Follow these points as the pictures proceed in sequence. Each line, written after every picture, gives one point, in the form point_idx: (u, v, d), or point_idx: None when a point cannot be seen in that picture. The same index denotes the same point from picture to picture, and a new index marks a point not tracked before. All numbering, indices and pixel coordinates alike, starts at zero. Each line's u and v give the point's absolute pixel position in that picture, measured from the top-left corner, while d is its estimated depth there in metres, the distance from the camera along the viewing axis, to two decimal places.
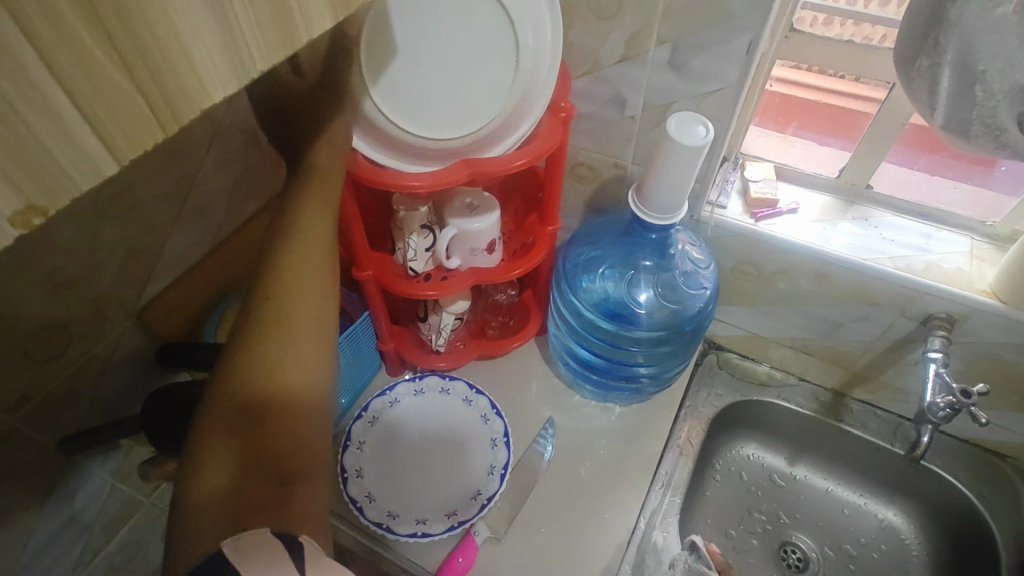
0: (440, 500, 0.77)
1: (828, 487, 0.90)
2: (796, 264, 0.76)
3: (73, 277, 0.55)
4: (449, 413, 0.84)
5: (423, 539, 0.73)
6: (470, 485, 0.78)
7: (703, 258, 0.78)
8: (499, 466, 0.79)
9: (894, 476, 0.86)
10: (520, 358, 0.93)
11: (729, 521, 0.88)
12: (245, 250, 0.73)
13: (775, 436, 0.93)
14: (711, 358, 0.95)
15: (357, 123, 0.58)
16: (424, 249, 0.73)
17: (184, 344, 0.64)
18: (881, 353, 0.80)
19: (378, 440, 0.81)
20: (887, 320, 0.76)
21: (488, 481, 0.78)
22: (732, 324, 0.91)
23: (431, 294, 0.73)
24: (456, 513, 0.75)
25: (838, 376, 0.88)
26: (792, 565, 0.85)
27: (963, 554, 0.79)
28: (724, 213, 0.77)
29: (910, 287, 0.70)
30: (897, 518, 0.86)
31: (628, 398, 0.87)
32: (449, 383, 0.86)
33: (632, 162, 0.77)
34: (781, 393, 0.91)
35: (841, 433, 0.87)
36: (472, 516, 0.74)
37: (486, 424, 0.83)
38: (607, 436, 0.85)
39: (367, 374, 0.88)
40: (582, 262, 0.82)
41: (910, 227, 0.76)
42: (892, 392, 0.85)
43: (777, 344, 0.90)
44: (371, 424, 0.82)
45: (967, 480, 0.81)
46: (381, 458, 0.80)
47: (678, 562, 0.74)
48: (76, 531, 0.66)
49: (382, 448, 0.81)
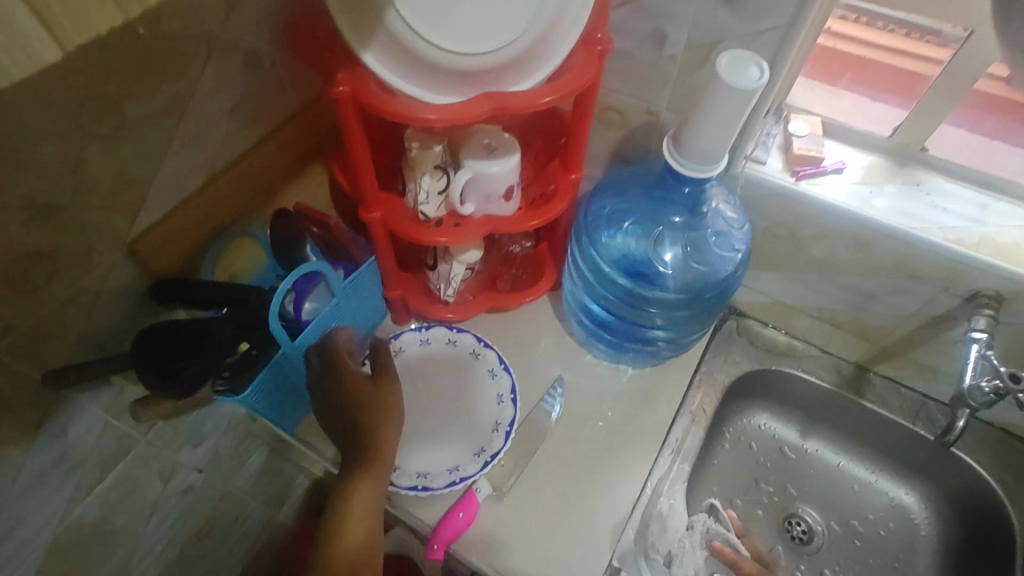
0: (444, 453, 0.75)
1: (839, 461, 0.88)
2: (835, 230, 0.70)
3: (54, 202, 0.50)
4: (454, 367, 0.82)
5: (423, 493, 0.71)
6: (473, 439, 0.76)
7: (737, 218, 0.73)
8: (505, 423, 0.76)
9: (911, 454, 0.84)
10: (530, 314, 0.89)
11: (735, 490, 0.86)
12: (244, 184, 0.68)
13: (790, 407, 0.90)
14: (731, 324, 0.90)
15: (370, 39, 0.51)
16: (437, 192, 0.68)
17: (184, 282, 0.62)
18: (915, 330, 0.76)
19: (383, 389, 0.79)
20: (927, 294, 0.71)
21: (493, 437, 0.75)
22: (757, 290, 0.86)
23: (443, 241, 0.68)
24: (459, 468, 0.73)
25: (863, 349, 0.84)
26: (796, 537, 0.83)
27: (975, 536, 0.77)
28: (762, 169, 0.71)
29: (960, 261, 0.65)
30: (908, 497, 0.84)
31: (641, 360, 0.83)
32: (456, 335, 0.83)
33: (666, 109, 0.70)
34: (801, 364, 0.87)
35: (861, 409, 0.84)
36: (473, 473, 0.72)
37: (493, 380, 0.80)
38: (618, 398, 0.82)
39: (372, 321, 0.84)
40: (605, 214, 0.78)
41: (965, 195, 0.70)
42: (919, 369, 0.81)
43: (802, 314, 0.85)
44: None
45: (989, 464, 0.78)
46: None
47: (696, 525, 0.78)
48: (70, 466, 0.64)
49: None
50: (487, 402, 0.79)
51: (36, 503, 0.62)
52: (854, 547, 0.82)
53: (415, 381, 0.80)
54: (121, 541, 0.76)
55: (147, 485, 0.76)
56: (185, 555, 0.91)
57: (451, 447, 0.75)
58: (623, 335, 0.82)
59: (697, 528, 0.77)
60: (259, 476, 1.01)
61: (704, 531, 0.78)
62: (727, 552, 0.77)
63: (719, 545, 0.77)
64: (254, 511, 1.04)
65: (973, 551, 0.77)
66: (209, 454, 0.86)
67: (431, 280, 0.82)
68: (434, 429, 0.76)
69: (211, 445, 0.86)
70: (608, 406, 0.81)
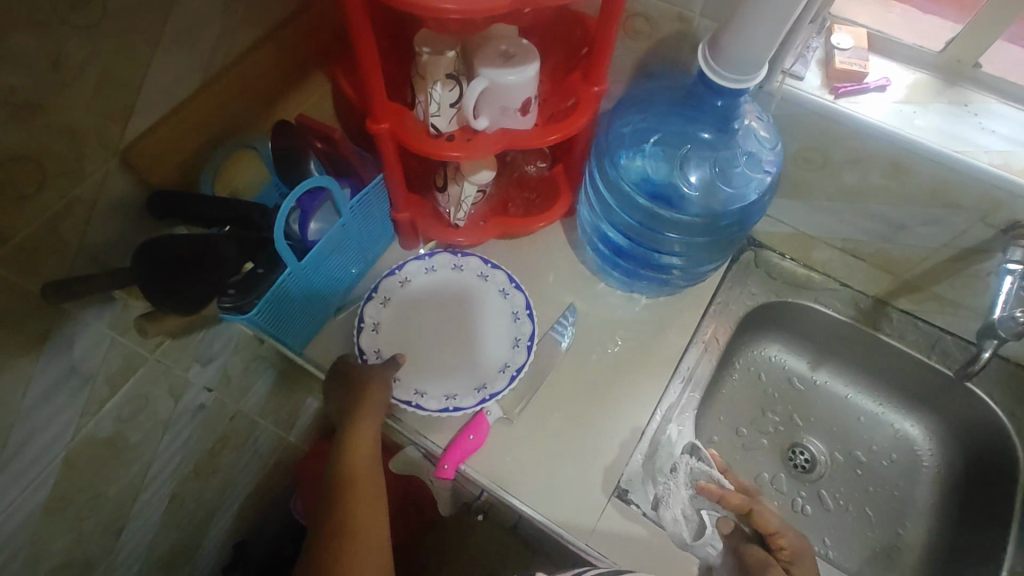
0: (466, 374, 0.74)
1: (847, 394, 0.88)
2: (871, 153, 0.66)
3: (37, 99, 0.46)
4: (464, 290, 0.80)
5: (456, 412, 0.71)
6: (479, 375, 0.74)
7: (769, 138, 0.69)
8: (525, 338, 0.76)
9: (921, 388, 0.83)
10: (542, 240, 0.86)
11: (741, 419, 0.87)
12: (241, 90, 0.63)
13: (802, 340, 0.89)
14: (749, 255, 0.87)
15: None
16: (449, 104, 0.64)
17: (183, 196, 0.59)
18: (943, 262, 0.73)
19: (392, 318, 0.77)
20: (961, 224, 0.68)
21: (515, 354, 0.75)
22: (779, 219, 0.82)
23: (455, 157, 0.65)
24: (486, 385, 0.73)
25: (884, 282, 0.82)
26: (798, 466, 0.85)
27: (977, 467, 0.78)
28: (799, 85, 0.66)
29: (1002, 188, 0.61)
30: (914, 429, 0.85)
31: (655, 289, 0.81)
32: (461, 260, 0.81)
33: (700, 15, 0.64)
34: (818, 297, 0.84)
35: (875, 342, 0.83)
36: (501, 388, 0.72)
37: (506, 299, 0.78)
38: (630, 327, 0.80)
39: (379, 245, 0.81)
40: (627, 132, 0.74)
41: (1016, 117, 0.65)
42: (941, 303, 0.79)
43: (824, 245, 0.82)
44: (383, 305, 0.78)
45: (1000, 398, 0.77)
46: (396, 337, 0.76)
47: (680, 466, 0.71)
48: (79, 381, 0.64)
49: (397, 327, 0.77)
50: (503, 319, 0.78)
51: (49, 417, 0.62)
52: (855, 476, 0.84)
53: (425, 307, 0.78)
54: (137, 457, 0.77)
55: (159, 403, 0.77)
56: (199, 471, 0.94)
57: (457, 378, 0.74)
58: (639, 261, 0.79)
59: (680, 468, 0.71)
60: (268, 399, 1.02)
61: (689, 470, 0.71)
62: (713, 489, 0.67)
63: (706, 483, 0.68)
64: (265, 431, 1.06)
65: (974, 481, 0.78)
66: (218, 375, 0.86)
67: (441, 202, 0.79)
68: (442, 359, 0.75)
69: (220, 366, 0.86)
70: (620, 334, 0.80)
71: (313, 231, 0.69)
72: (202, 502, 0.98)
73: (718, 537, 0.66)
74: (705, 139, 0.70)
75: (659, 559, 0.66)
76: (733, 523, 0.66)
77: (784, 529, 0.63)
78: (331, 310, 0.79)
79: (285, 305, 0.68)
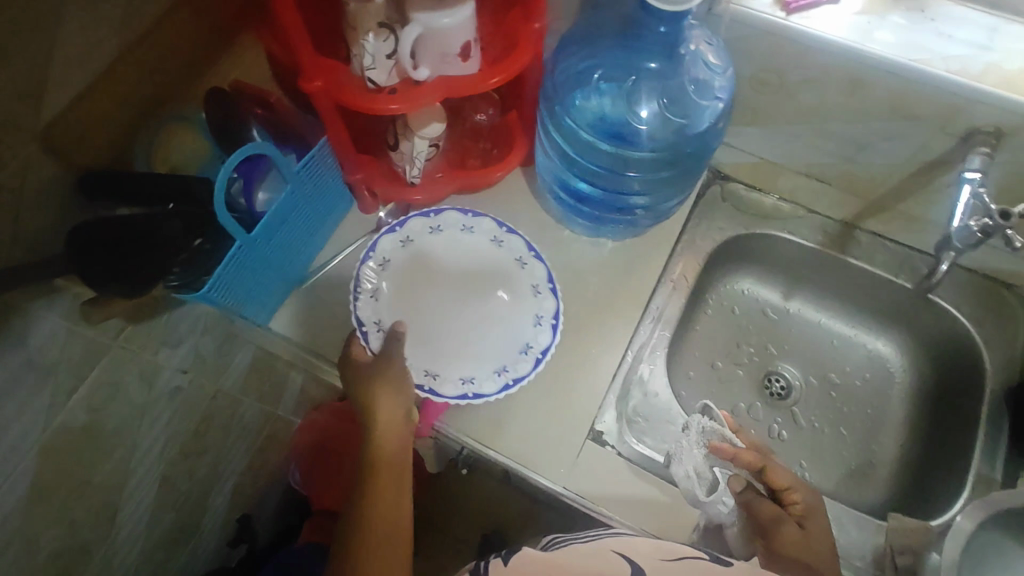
0: (489, 356, 0.72)
1: (820, 319, 0.89)
2: (826, 70, 0.64)
3: None
4: (462, 249, 0.78)
5: (475, 399, 0.70)
6: (500, 357, 0.72)
7: (720, 63, 0.68)
8: (549, 316, 0.74)
9: (892, 307, 0.84)
10: (503, 190, 0.84)
11: (716, 354, 0.88)
12: (162, 57, 0.60)
13: (773, 270, 0.88)
14: (715, 189, 0.85)
15: None
16: (385, 56, 0.60)
17: (116, 176, 0.57)
18: (907, 178, 0.72)
19: (388, 296, 0.74)
20: (922, 137, 0.66)
21: (538, 333, 0.73)
22: (742, 149, 0.81)
23: (397, 110, 0.62)
24: (507, 370, 0.71)
25: (850, 204, 0.81)
26: (774, 393, 0.86)
27: (947, 379, 0.80)
28: (748, 4, 0.62)
29: (959, 95, 0.59)
30: (886, 347, 0.86)
31: (622, 231, 0.80)
32: (472, 221, 0.78)
33: None
34: (787, 226, 0.83)
35: (845, 266, 0.82)
36: (529, 371, 0.71)
37: (500, 246, 0.77)
38: (597, 271, 0.80)
39: (337, 211, 0.79)
40: (573, 73, 0.73)
41: (974, 19, 0.63)
42: (908, 221, 0.78)
43: (789, 172, 0.81)
44: (373, 299, 0.73)
45: (969, 311, 0.78)
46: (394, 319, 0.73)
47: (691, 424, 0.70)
48: (40, 373, 0.63)
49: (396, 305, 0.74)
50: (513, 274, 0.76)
51: (16, 413, 0.62)
52: (830, 398, 0.85)
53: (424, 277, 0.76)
54: (118, 444, 0.78)
55: (131, 389, 0.76)
56: (188, 452, 0.95)
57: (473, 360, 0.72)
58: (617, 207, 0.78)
59: (692, 426, 0.69)
60: (249, 375, 1.02)
61: (700, 429, 0.69)
62: (725, 447, 0.65)
63: (717, 442, 0.67)
64: (251, 407, 1.07)
65: (945, 393, 0.79)
66: (191, 357, 0.86)
67: (395, 161, 0.76)
68: (454, 340, 0.73)
69: (191, 347, 0.85)
70: (588, 280, 0.79)
71: (261, 201, 0.67)
72: (196, 482, 1.00)
73: (728, 494, 0.66)
74: (653, 69, 0.71)
75: (669, 514, 0.67)
76: (743, 478, 0.65)
77: (796, 485, 0.63)
78: (293, 280, 0.77)
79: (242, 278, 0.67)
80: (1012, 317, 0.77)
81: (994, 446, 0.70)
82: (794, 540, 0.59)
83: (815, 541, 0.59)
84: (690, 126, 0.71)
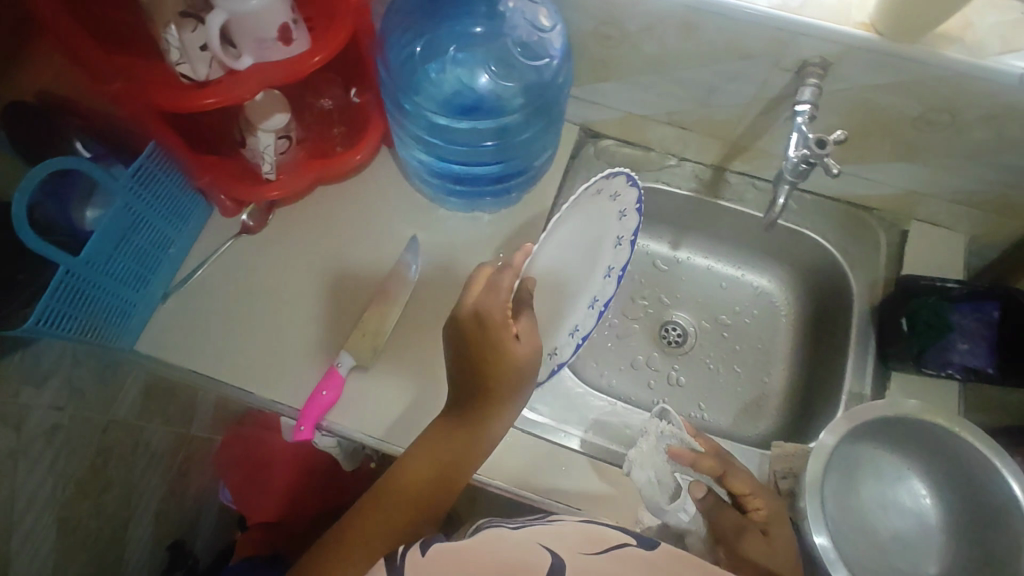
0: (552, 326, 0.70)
1: (707, 264, 0.91)
2: (659, 17, 0.64)
3: None
4: (602, 223, 0.67)
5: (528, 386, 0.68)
6: (571, 317, 0.69)
7: (548, 22, 0.69)
8: (617, 269, 0.66)
9: (770, 243, 0.86)
10: (373, 175, 0.81)
11: (612, 311, 0.89)
12: None
13: (657, 221, 0.89)
14: (589, 149, 0.85)
15: None
16: (198, 47, 0.56)
17: None
18: (758, 116, 0.73)
19: (545, 285, 0.70)
20: (761, 76, 0.67)
21: (606, 284, 0.67)
22: (605, 105, 0.80)
23: (212, 105, 0.58)
24: (579, 330, 0.68)
25: (717, 148, 0.82)
26: (671, 342, 0.88)
27: (824, 306, 0.83)
28: None
29: (781, 29, 0.60)
30: (769, 283, 0.89)
31: (495, 203, 0.79)
32: (606, 184, 0.64)
33: None
34: (661, 177, 0.84)
35: (720, 209, 0.84)
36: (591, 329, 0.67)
37: (620, 219, 0.66)
38: (477, 246, 0.78)
39: (192, 220, 0.75)
40: (409, 48, 0.72)
41: None
42: (770, 158, 0.80)
43: (654, 123, 0.81)
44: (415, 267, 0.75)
45: (835, 238, 0.81)
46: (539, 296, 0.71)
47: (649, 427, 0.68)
48: None
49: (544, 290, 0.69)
50: (593, 258, 0.69)
51: None
52: (723, 339, 0.88)
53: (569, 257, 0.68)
54: None
55: None
56: (89, 490, 0.90)
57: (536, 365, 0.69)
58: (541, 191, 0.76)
59: (652, 431, 0.67)
60: (146, 400, 0.98)
61: (659, 433, 0.67)
62: (684, 453, 0.63)
63: (677, 448, 0.64)
64: (158, 432, 1.03)
65: (823, 319, 0.83)
66: (67, 391, 0.81)
67: (248, 158, 0.72)
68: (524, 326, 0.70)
69: (64, 381, 0.80)
70: (468, 254, 0.78)
71: (89, 219, 0.62)
72: (105, 518, 0.95)
73: (690, 501, 0.63)
74: (479, 34, 0.74)
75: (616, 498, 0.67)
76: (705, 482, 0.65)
77: (758, 492, 0.61)
78: (154, 300, 0.73)
79: (86, 306, 0.62)
80: (874, 239, 0.81)
81: (863, 363, 0.74)
82: (760, 548, 0.56)
83: (778, 545, 0.57)
84: (529, 87, 0.72)
